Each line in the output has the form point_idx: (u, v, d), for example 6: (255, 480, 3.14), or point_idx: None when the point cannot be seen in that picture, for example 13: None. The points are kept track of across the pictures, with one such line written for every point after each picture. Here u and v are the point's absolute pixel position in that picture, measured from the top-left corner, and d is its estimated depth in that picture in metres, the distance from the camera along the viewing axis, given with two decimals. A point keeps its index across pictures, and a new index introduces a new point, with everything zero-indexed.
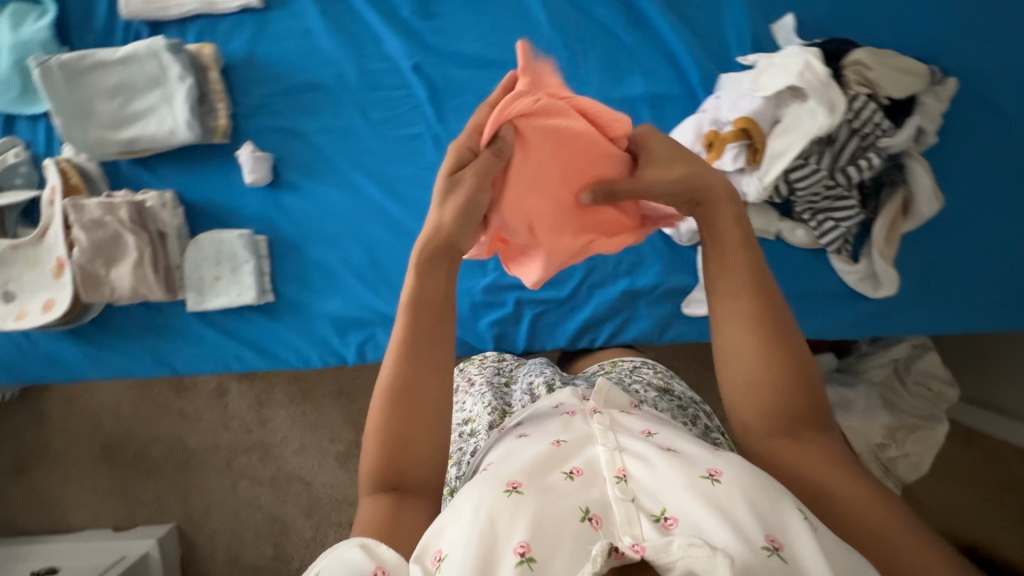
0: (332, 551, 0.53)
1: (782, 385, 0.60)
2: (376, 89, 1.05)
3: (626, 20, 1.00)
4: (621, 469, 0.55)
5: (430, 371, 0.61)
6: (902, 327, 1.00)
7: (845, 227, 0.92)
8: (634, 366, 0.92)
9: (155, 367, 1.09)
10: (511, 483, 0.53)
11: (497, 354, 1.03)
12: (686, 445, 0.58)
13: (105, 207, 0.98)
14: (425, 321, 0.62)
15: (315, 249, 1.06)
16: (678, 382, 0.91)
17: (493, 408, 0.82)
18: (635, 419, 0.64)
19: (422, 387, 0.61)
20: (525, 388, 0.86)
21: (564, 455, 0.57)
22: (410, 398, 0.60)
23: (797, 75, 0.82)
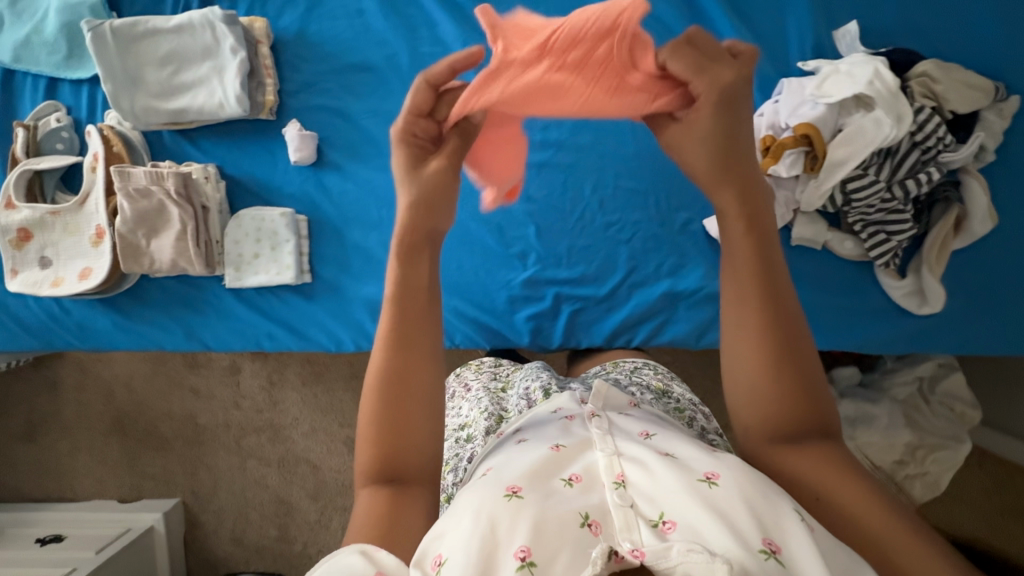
0: (330, 557, 0.49)
1: (787, 388, 0.57)
2: (426, 73, 1.03)
3: (687, 18, 0.98)
4: (620, 474, 0.54)
5: (420, 357, 0.59)
6: (945, 346, 0.98)
7: (898, 242, 0.91)
8: (635, 367, 0.93)
9: (185, 342, 1.08)
10: (512, 488, 0.52)
11: (494, 359, 1.03)
12: (684, 448, 0.57)
13: (152, 176, 0.97)
14: (418, 308, 0.61)
15: (354, 232, 1.05)
16: (680, 384, 0.90)
17: (489, 413, 0.83)
18: (632, 422, 0.65)
19: (412, 376, 0.58)
20: (521, 394, 0.86)
21: (566, 459, 0.57)
22: (399, 388, 0.57)
23: (867, 84, 0.82)
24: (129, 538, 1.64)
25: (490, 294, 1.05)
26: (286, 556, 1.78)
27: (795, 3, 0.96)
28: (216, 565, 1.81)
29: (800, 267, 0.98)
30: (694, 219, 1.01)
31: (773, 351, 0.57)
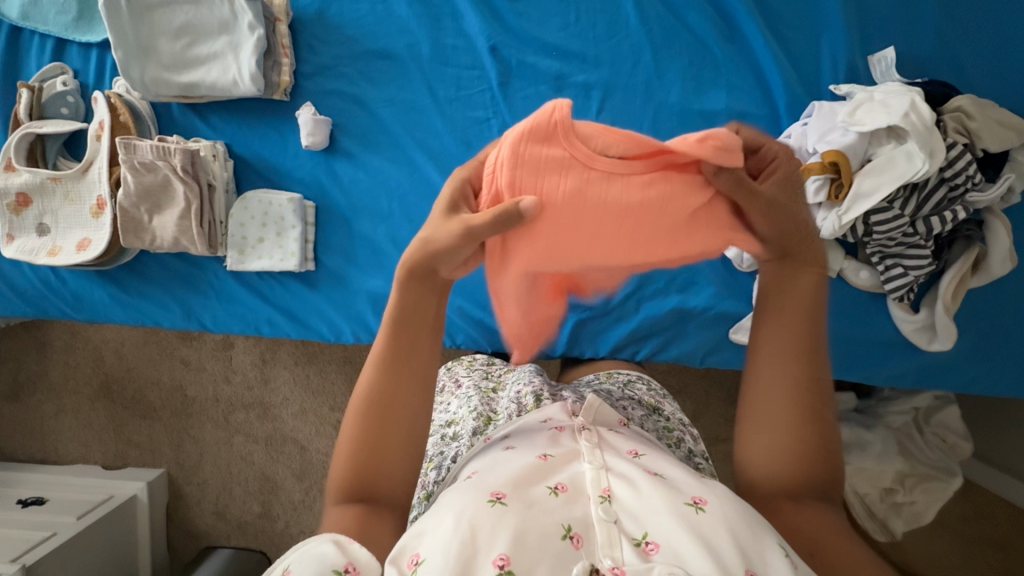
0: (303, 544, 0.50)
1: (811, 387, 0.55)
2: (447, 65, 1.00)
3: (721, 31, 0.96)
4: (606, 488, 0.54)
5: (408, 397, 0.56)
6: (947, 383, 0.98)
7: (914, 277, 0.90)
8: (627, 380, 0.88)
9: (183, 321, 1.06)
10: (495, 493, 0.52)
11: (486, 357, 0.97)
12: (671, 470, 0.57)
13: (159, 151, 0.93)
14: (409, 342, 0.57)
15: (363, 221, 1.02)
16: (671, 403, 0.86)
17: (478, 412, 0.78)
18: (623, 439, 0.65)
19: (400, 401, 0.56)
20: (511, 397, 0.80)
21: (552, 468, 0.57)
22: (386, 409, 0.56)
23: (902, 115, 0.79)
24: (113, 505, 1.62)
25: None
26: (268, 534, 1.77)
27: (831, 23, 0.93)
28: (198, 538, 1.80)
29: None
30: None
31: (810, 402, 0.54)
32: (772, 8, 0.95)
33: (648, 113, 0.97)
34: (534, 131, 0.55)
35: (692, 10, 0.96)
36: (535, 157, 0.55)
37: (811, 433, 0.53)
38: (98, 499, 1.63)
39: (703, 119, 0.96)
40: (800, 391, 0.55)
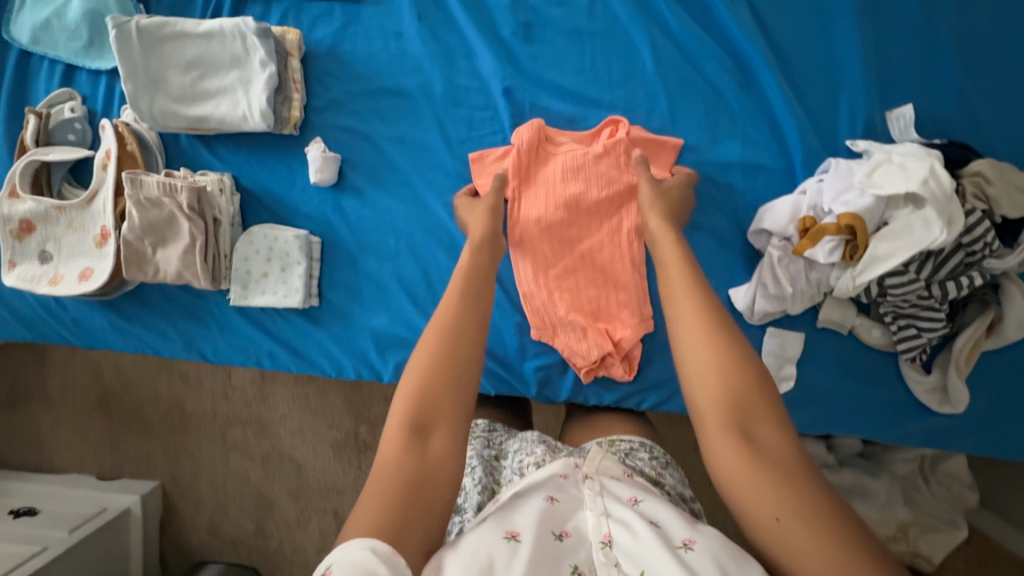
0: (346, 545, 0.54)
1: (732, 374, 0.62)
2: (460, 105, 0.99)
3: (738, 82, 0.95)
4: (606, 534, 0.61)
5: (457, 360, 0.68)
6: (959, 446, 0.96)
7: (927, 339, 0.88)
8: (629, 449, 0.86)
9: (183, 352, 1.05)
10: (511, 532, 0.60)
11: (487, 422, 0.96)
12: (666, 516, 0.62)
13: (166, 188, 0.92)
14: (459, 315, 0.72)
15: (368, 259, 1.01)
16: (674, 473, 0.85)
17: (482, 486, 0.80)
18: (624, 485, 0.68)
19: (460, 334, 0.70)
20: (515, 468, 0.82)
21: (560, 514, 0.63)
22: (455, 334, 0.70)
23: (921, 182, 0.77)
24: (106, 519, 1.60)
25: (503, 339, 1.02)
26: (261, 552, 1.74)
27: (850, 78, 0.92)
28: (190, 553, 1.77)
29: (821, 350, 0.96)
30: (720, 288, 0.96)
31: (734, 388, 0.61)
32: (791, 61, 0.94)
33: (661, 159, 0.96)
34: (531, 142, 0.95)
35: (709, 59, 0.95)
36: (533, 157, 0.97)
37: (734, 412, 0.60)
38: (91, 512, 1.61)
39: (718, 170, 0.96)
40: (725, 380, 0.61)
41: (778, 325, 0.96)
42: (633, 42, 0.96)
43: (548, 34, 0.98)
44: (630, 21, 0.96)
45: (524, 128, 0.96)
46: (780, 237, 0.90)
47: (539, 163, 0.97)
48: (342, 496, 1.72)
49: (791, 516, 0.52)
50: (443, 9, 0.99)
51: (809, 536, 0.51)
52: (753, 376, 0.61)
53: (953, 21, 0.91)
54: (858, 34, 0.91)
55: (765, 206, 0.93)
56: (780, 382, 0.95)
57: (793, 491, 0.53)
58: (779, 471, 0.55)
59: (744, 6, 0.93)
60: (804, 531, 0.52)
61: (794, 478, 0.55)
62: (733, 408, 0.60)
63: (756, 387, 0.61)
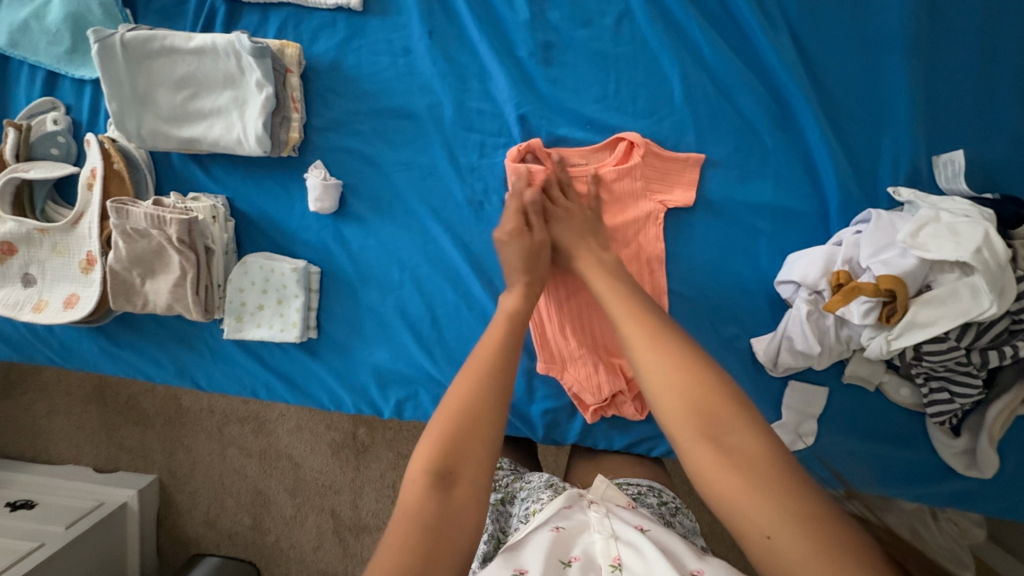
0: None
1: (692, 381, 0.56)
2: (471, 130, 0.92)
3: (773, 119, 0.87)
4: (615, 558, 0.58)
5: (486, 394, 0.63)
6: (984, 509, 0.92)
7: (960, 405, 0.83)
8: (636, 492, 0.82)
9: (175, 379, 1.00)
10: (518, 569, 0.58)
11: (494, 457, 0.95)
12: (676, 544, 0.60)
13: (154, 220, 0.86)
14: (491, 347, 0.69)
15: (370, 293, 0.96)
16: (686, 518, 0.81)
17: (490, 535, 0.80)
18: (633, 513, 0.66)
19: (491, 367, 0.66)
20: (521, 513, 0.79)
21: (566, 542, 0.61)
22: (486, 362, 0.66)
23: (973, 252, 0.71)
24: (103, 513, 1.58)
25: None
26: (258, 547, 1.73)
27: (897, 118, 0.84)
28: (188, 545, 1.77)
29: (844, 406, 0.91)
30: (741, 336, 0.91)
31: (702, 402, 0.55)
32: (833, 95, 0.86)
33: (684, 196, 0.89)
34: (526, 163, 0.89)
35: (744, 90, 0.87)
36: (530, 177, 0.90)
37: (699, 421, 0.54)
38: (88, 505, 1.59)
39: (745, 212, 0.89)
40: (684, 391, 0.56)
41: (800, 379, 0.91)
42: (661, 68, 0.88)
43: (569, 56, 0.90)
44: (659, 45, 0.88)
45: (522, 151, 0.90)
46: (809, 289, 0.84)
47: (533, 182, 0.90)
48: (339, 495, 1.69)
49: (782, 531, 0.46)
50: (456, 25, 0.92)
51: (805, 549, 0.44)
52: (709, 382, 0.56)
53: (1016, 59, 0.82)
54: (909, 71, 0.83)
55: (795, 254, 0.87)
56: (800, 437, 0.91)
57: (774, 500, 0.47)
58: (759, 478, 0.49)
59: (785, 35, 0.85)
60: (798, 545, 0.45)
61: (777, 486, 0.48)
62: (698, 418, 0.54)
63: (716, 391, 0.55)
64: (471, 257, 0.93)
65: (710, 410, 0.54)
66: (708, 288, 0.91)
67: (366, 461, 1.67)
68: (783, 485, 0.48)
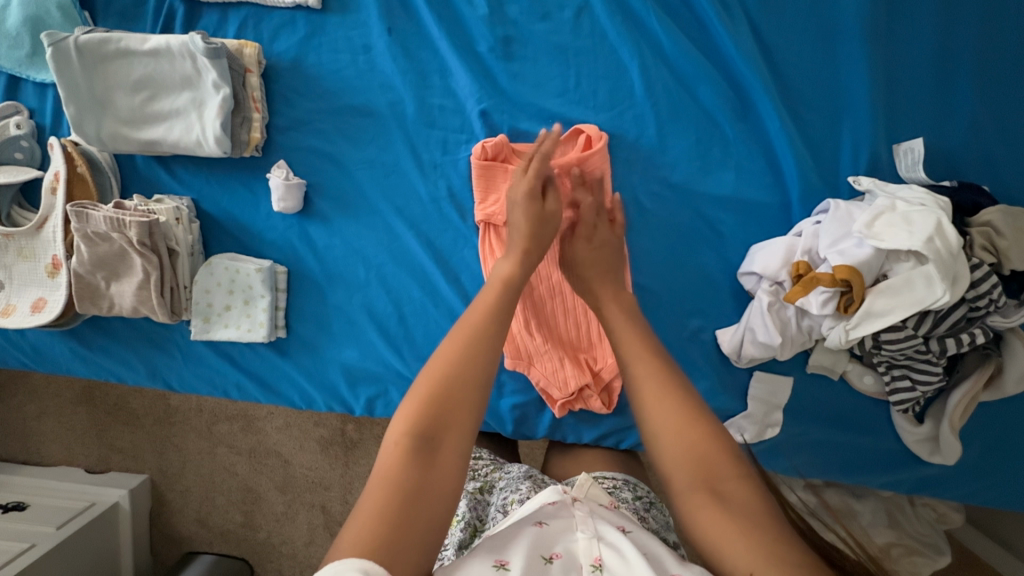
0: (334, 564, 0.46)
1: (694, 426, 0.57)
2: (433, 127, 0.92)
3: (734, 110, 0.87)
4: (597, 558, 0.57)
5: (478, 356, 0.60)
6: (949, 494, 0.93)
7: (922, 393, 0.84)
8: (612, 487, 0.82)
9: (148, 381, 1.01)
10: (500, 560, 0.56)
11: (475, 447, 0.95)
12: (659, 549, 0.59)
13: (114, 223, 0.86)
14: (489, 307, 0.64)
15: (338, 292, 0.96)
16: (660, 514, 0.81)
17: (466, 522, 0.79)
18: (615, 514, 0.66)
19: (487, 329, 0.62)
20: (500, 505, 0.80)
21: (550, 538, 0.60)
22: (483, 323, 0.62)
23: (925, 241, 0.71)
24: (95, 513, 1.59)
25: None
26: (248, 544, 1.74)
27: (856, 107, 0.84)
28: (180, 543, 1.78)
29: (809, 396, 0.92)
30: (707, 328, 0.91)
31: (705, 448, 0.56)
32: (792, 84, 0.86)
33: (645, 192, 0.90)
34: (488, 156, 0.88)
35: (704, 82, 0.87)
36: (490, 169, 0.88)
37: (701, 464, 0.55)
38: (79, 506, 1.60)
39: (708, 204, 0.89)
40: (688, 434, 0.57)
41: (766, 369, 0.91)
42: (621, 61, 0.88)
43: (529, 50, 0.89)
44: (618, 39, 0.87)
45: (485, 150, 0.88)
46: (770, 281, 0.84)
47: (495, 176, 0.88)
48: (329, 492, 1.70)
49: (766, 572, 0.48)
50: (416, 22, 0.91)
51: None
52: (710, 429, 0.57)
53: (975, 45, 0.82)
54: (868, 60, 0.83)
55: (757, 245, 0.87)
56: (765, 427, 0.92)
57: (764, 545, 0.49)
58: (752, 525, 0.51)
59: (743, 24, 0.85)
60: None
61: (768, 532, 0.50)
62: (698, 464, 0.56)
63: (720, 440, 0.57)
64: (436, 254, 0.93)
65: (711, 455, 0.56)
66: (672, 280, 0.91)
67: (354, 458, 1.68)
68: (776, 534, 0.50)
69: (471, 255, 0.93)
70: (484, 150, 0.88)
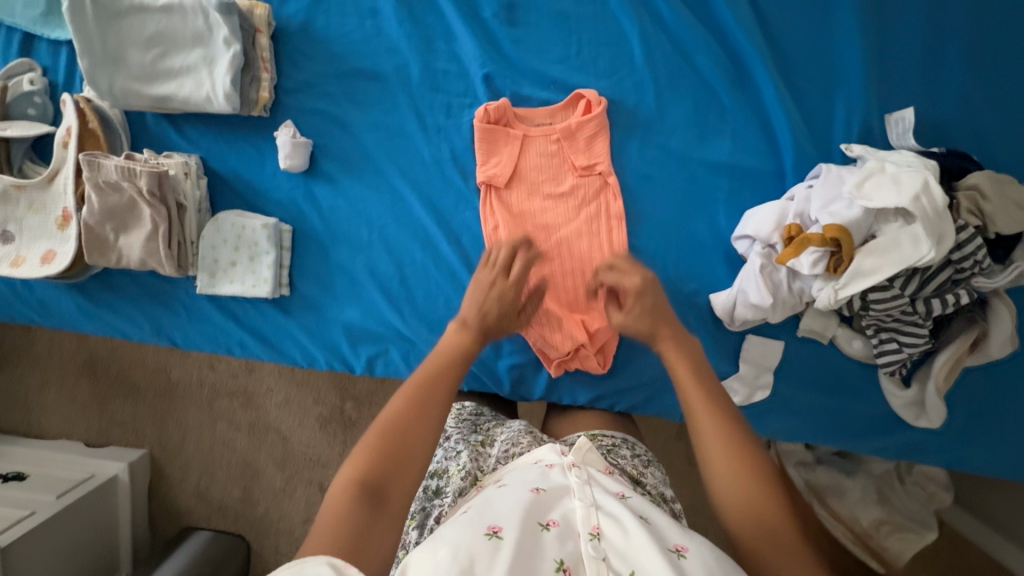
0: (297, 561, 0.46)
1: (758, 487, 0.57)
2: (437, 90, 0.94)
3: (731, 77, 0.89)
4: (595, 526, 0.56)
5: (425, 419, 0.64)
6: (934, 459, 0.95)
7: (908, 355, 0.85)
8: (611, 447, 0.84)
9: (152, 337, 1.03)
10: (492, 527, 0.55)
11: (474, 406, 0.97)
12: (657, 515, 0.58)
13: (124, 172, 0.88)
14: (438, 378, 0.69)
15: (342, 251, 0.98)
16: (656, 472, 0.82)
17: (466, 471, 0.79)
18: (612, 480, 0.65)
19: (434, 399, 0.66)
20: (501, 455, 0.81)
21: (544, 505, 0.59)
22: (432, 390, 0.67)
23: (912, 199, 0.74)
24: (93, 484, 1.60)
25: None
26: (246, 520, 1.75)
27: (850, 76, 0.87)
28: (178, 518, 1.79)
29: (799, 360, 0.94)
30: (701, 292, 0.93)
31: (773, 506, 0.56)
32: (788, 53, 0.88)
33: (643, 157, 0.93)
34: (491, 119, 0.92)
35: (702, 49, 0.89)
36: (493, 132, 0.92)
37: (771, 521, 0.55)
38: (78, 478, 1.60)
39: (703, 170, 0.91)
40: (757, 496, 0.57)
41: (757, 332, 0.94)
42: (621, 29, 0.90)
43: (532, 16, 0.92)
44: (619, 7, 0.90)
45: (489, 112, 0.92)
46: (762, 244, 0.86)
47: (499, 140, 0.93)
48: (327, 469, 1.72)
49: None
50: None
51: None
52: (769, 482, 0.57)
53: (965, 17, 0.85)
54: (861, 30, 0.85)
55: (750, 210, 0.89)
56: (756, 389, 0.94)
57: None
58: None
59: None
60: None
61: None
62: (768, 529, 0.55)
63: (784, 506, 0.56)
64: (438, 215, 0.96)
65: (782, 522, 0.55)
66: (668, 244, 0.93)
67: (353, 435, 1.70)
68: None
69: (472, 217, 0.95)
70: (488, 112, 0.92)
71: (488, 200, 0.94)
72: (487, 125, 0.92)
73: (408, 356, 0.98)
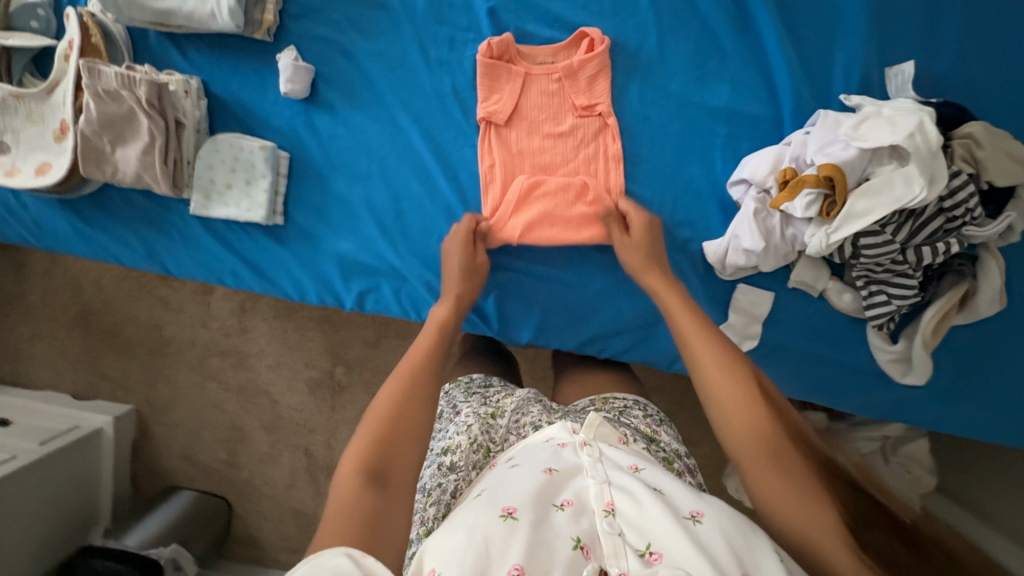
0: (314, 557, 0.47)
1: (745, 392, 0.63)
2: (442, 23, 0.94)
3: (734, 23, 0.90)
4: (609, 503, 0.55)
5: (417, 402, 0.67)
6: (918, 419, 0.95)
7: (897, 307, 0.86)
8: (622, 409, 0.82)
9: (146, 262, 1.03)
10: (507, 509, 0.54)
11: (484, 376, 0.95)
12: (670, 484, 0.57)
13: (124, 80, 0.89)
14: (423, 368, 0.72)
15: (339, 180, 0.98)
16: (669, 430, 0.82)
17: (478, 444, 0.76)
18: (623, 453, 0.63)
19: (421, 388, 0.69)
20: (511, 425, 0.79)
21: (557, 485, 0.58)
22: (417, 376, 0.70)
23: (906, 136, 0.75)
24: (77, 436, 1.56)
25: None
26: (230, 482, 1.72)
27: (851, 26, 0.87)
28: (163, 478, 1.76)
29: (789, 312, 0.94)
30: (695, 239, 0.94)
31: (756, 401, 0.62)
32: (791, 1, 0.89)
33: (642, 101, 0.93)
34: (493, 52, 0.92)
35: None
36: (494, 67, 0.92)
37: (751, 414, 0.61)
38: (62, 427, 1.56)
39: (702, 115, 0.92)
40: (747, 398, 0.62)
41: (748, 282, 0.94)
42: None
43: None
44: None
45: (492, 46, 0.92)
46: (758, 188, 0.86)
47: (500, 75, 0.93)
48: (314, 435, 1.68)
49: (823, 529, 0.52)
50: None
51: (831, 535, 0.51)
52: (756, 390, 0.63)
53: None
54: None
55: (747, 156, 0.90)
56: (743, 339, 0.94)
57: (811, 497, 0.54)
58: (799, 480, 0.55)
59: None
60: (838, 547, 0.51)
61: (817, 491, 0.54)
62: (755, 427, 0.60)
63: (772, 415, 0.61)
64: (436, 149, 0.96)
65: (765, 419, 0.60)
66: (663, 189, 0.93)
67: (341, 401, 1.66)
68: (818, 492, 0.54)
69: (470, 153, 0.95)
70: (490, 46, 0.92)
71: (487, 137, 0.94)
72: (489, 59, 0.92)
73: (400, 292, 0.98)
